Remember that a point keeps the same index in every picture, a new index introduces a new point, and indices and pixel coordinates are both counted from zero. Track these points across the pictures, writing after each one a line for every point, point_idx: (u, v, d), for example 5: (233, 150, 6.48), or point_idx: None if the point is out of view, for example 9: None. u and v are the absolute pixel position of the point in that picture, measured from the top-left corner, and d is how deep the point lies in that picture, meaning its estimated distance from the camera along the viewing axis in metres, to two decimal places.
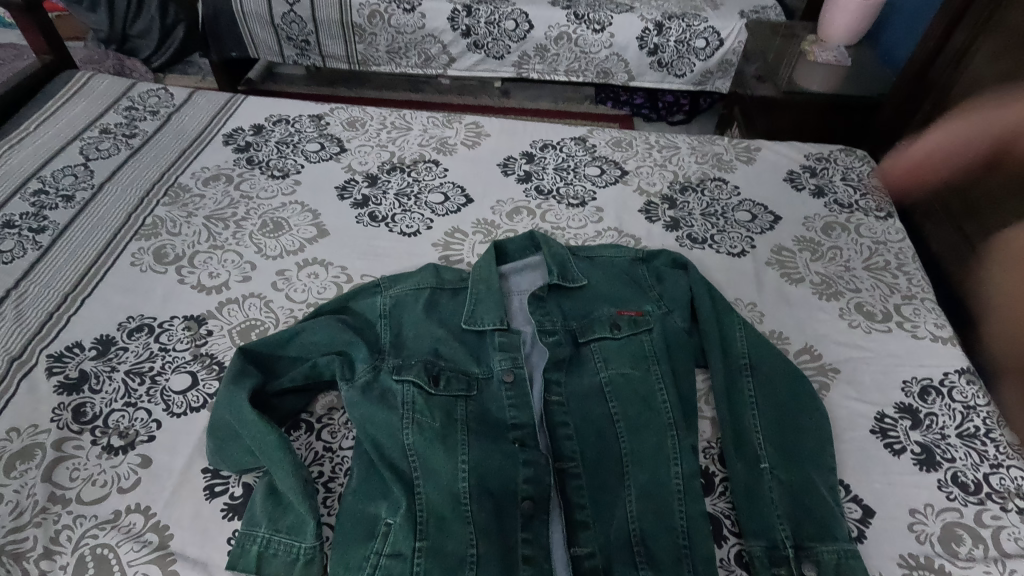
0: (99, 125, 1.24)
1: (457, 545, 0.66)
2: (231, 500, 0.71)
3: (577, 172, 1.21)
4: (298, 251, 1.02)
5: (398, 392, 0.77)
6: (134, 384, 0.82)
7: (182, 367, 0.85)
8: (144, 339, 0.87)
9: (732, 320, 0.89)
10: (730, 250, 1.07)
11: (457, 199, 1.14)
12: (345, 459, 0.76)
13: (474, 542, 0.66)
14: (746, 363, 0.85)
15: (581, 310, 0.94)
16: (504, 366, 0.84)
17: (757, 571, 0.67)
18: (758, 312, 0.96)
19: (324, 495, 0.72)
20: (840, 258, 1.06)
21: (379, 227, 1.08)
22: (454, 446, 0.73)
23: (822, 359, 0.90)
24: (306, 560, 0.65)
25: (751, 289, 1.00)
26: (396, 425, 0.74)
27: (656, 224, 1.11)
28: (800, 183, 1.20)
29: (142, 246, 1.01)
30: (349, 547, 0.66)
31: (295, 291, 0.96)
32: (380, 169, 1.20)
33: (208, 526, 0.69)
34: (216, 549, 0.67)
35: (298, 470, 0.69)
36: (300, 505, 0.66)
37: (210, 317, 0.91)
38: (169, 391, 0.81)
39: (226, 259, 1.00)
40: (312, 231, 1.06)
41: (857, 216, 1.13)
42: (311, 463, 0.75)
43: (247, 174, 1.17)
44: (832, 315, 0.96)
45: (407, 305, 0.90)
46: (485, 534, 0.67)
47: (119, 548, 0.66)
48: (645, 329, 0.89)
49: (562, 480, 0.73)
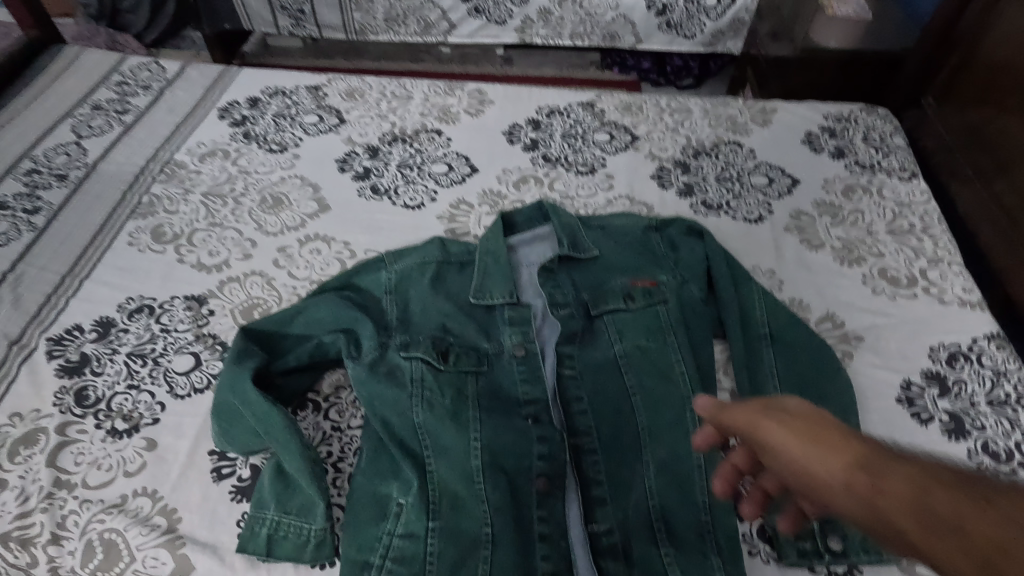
0: (90, 101, 1.20)
1: (471, 525, 0.64)
2: (239, 482, 0.70)
3: (586, 138, 1.17)
4: (299, 227, 0.99)
5: (406, 369, 0.75)
6: (137, 366, 0.80)
7: (184, 348, 0.82)
8: (144, 320, 0.85)
9: (751, 290, 0.87)
10: (747, 216, 1.03)
11: (461, 169, 1.10)
12: (354, 439, 0.74)
13: (488, 522, 0.64)
14: (766, 335, 0.83)
15: (594, 282, 0.90)
16: (515, 340, 0.82)
17: (780, 546, 0.64)
18: (777, 279, 0.92)
19: (334, 475, 0.70)
20: (862, 222, 1.01)
21: (381, 200, 1.04)
22: (466, 424, 0.70)
23: (845, 327, 0.86)
24: (316, 542, 0.63)
25: (769, 256, 0.96)
26: (405, 403, 0.72)
27: (669, 191, 1.07)
28: (818, 145, 1.15)
29: (139, 225, 0.98)
30: (362, 529, 0.65)
31: (297, 268, 0.93)
32: (381, 140, 1.16)
33: (216, 509, 0.67)
34: (225, 532, 0.66)
35: (306, 450, 0.66)
36: (309, 487, 0.65)
37: (211, 296, 0.89)
38: (172, 373, 0.80)
39: (226, 236, 0.97)
40: (313, 205, 1.03)
41: (879, 178, 1.08)
42: (319, 444, 0.73)
43: (243, 149, 1.13)
44: (855, 281, 0.92)
45: (413, 280, 0.87)
46: (500, 513, 0.65)
47: (127, 533, 0.65)
48: (661, 300, 0.85)
49: (578, 456, 0.71)
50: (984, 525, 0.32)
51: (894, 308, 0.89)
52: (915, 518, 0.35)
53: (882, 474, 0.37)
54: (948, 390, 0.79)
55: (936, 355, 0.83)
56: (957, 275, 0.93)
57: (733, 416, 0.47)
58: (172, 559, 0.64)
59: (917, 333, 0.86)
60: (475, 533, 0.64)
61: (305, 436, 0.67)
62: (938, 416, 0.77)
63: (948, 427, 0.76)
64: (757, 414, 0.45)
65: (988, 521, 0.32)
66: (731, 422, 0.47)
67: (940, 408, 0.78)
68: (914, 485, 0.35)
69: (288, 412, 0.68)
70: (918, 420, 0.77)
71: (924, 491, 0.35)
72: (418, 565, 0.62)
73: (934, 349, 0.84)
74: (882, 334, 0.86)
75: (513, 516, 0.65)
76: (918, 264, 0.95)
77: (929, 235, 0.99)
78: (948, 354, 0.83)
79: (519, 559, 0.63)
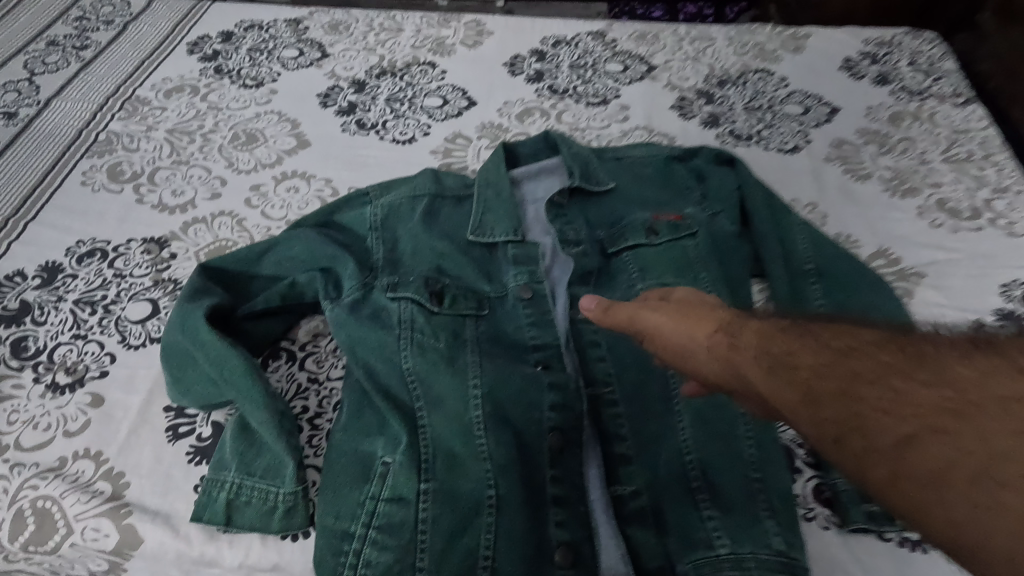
0: (46, 37, 1.08)
1: (470, 487, 0.54)
2: (198, 441, 0.59)
3: (597, 69, 1.04)
4: (275, 164, 0.88)
5: (394, 311, 0.64)
6: (85, 314, 0.69)
7: (140, 294, 0.72)
8: (96, 265, 0.74)
9: (792, 222, 0.75)
10: (782, 146, 0.90)
11: (458, 102, 0.98)
12: (334, 392, 0.63)
13: (491, 482, 0.54)
14: (812, 271, 0.72)
15: (610, 218, 0.79)
16: (520, 280, 0.71)
17: (845, 509, 0.53)
18: (820, 213, 0.81)
19: (310, 433, 0.60)
20: (913, 151, 0.89)
21: (368, 135, 0.93)
22: (464, 369, 0.59)
23: (902, 263, 0.75)
24: (286, 508, 0.53)
25: (809, 188, 0.84)
26: (392, 347, 0.61)
27: (692, 121, 0.95)
28: (858, 71, 1.02)
29: (95, 164, 0.87)
30: (340, 493, 0.54)
31: (272, 207, 0.82)
32: (368, 74, 1.03)
33: (170, 472, 0.57)
34: (180, 500, 0.56)
35: (272, 401, 0.55)
36: (276, 444, 0.54)
37: (173, 239, 0.78)
38: (125, 321, 0.69)
39: (192, 175, 0.86)
40: (292, 142, 0.91)
41: (930, 104, 0.96)
42: (293, 398, 0.63)
43: (214, 84, 1.01)
44: (909, 213, 0.81)
45: (402, 216, 0.75)
46: (505, 472, 0.54)
47: (64, 501, 0.55)
48: (689, 234, 0.74)
49: (596, 408, 0.60)
50: (812, 358, 0.40)
51: (956, 242, 0.77)
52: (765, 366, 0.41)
53: (740, 336, 0.44)
54: None
55: (1010, 293, 0.71)
56: None
57: (622, 309, 0.52)
58: (118, 531, 0.54)
59: (986, 269, 0.74)
60: (475, 496, 0.53)
61: (271, 383, 0.56)
62: None
63: None
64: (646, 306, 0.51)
65: (814, 357, 0.40)
66: (619, 314, 0.52)
67: None
68: (760, 339, 0.43)
69: (251, 355, 0.57)
70: None
71: (766, 344, 0.42)
72: (407, 534, 0.52)
73: (1008, 286, 0.72)
74: (945, 270, 0.74)
75: (520, 476, 0.54)
76: (981, 195, 0.82)
77: (991, 164, 0.87)
78: None
79: (529, 526, 0.53)
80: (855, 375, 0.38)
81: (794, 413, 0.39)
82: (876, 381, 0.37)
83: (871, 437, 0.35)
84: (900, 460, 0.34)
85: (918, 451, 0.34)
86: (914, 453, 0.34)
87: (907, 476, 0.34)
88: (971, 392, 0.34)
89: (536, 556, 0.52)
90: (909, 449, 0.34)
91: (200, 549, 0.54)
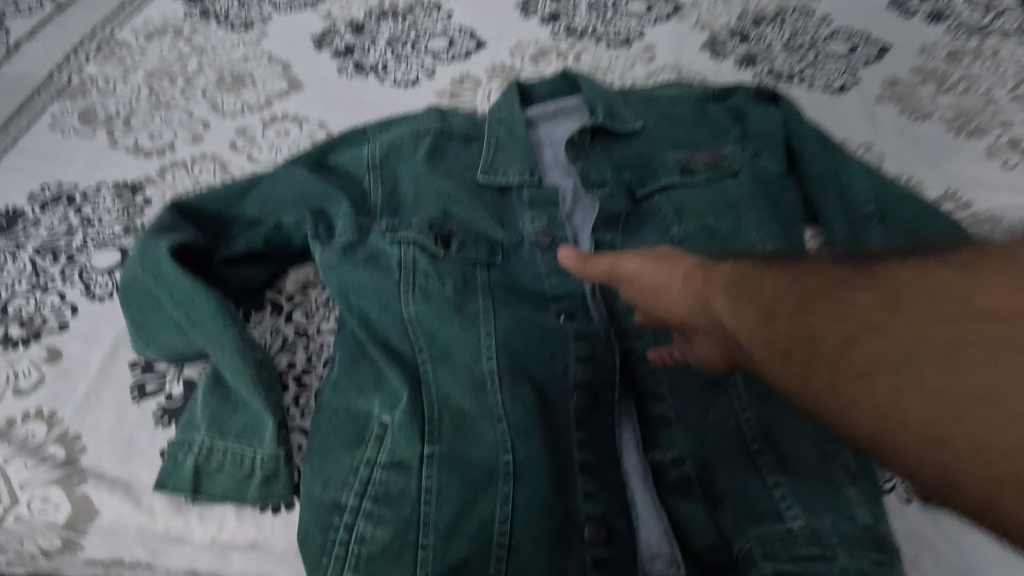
0: None
1: (483, 451, 0.46)
2: (167, 401, 0.51)
3: (618, 8, 0.95)
4: (264, 107, 0.79)
5: (393, 254, 0.55)
6: (45, 263, 0.61)
7: (110, 242, 0.64)
8: (61, 211, 0.66)
9: (848, 160, 0.66)
10: (827, 85, 0.81)
11: (466, 43, 0.89)
12: (326, 348, 0.55)
13: (508, 447, 0.45)
14: (874, 214, 0.62)
15: (637, 159, 0.70)
16: (538, 225, 0.62)
17: None
18: (875, 155, 0.71)
19: (297, 392, 0.52)
20: (977, 90, 0.79)
21: (367, 78, 0.84)
22: (473, 316, 0.51)
23: (973, 208, 0.65)
24: (265, 476, 0.45)
25: (861, 129, 0.75)
26: (391, 293, 0.52)
27: (725, 61, 0.85)
28: (910, 8, 0.92)
29: (66, 107, 0.79)
30: (331, 457, 0.46)
31: (259, 151, 0.74)
32: (367, 15, 0.94)
33: (134, 435, 0.49)
34: (144, 467, 0.48)
35: (249, 352, 0.47)
36: (253, 401, 0.46)
37: (149, 184, 0.70)
38: (90, 271, 0.61)
39: (172, 118, 0.78)
40: (283, 84, 0.83)
41: (993, 41, 0.86)
42: (278, 353, 0.54)
43: (199, 26, 0.92)
44: (978, 155, 0.71)
45: (404, 155, 0.67)
46: (525, 434, 0.46)
47: (10, 467, 0.47)
48: (729, 174, 0.65)
49: (629, 363, 0.51)
50: (763, 276, 0.35)
51: None
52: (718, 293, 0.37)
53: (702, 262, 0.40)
54: None
55: None
56: None
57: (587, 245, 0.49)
58: (71, 502, 0.46)
59: None
60: (488, 462, 0.45)
61: (247, 329, 0.47)
62: None
63: None
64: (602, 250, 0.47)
65: (766, 275, 0.35)
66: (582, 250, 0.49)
67: None
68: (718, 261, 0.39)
69: (223, 297, 0.48)
70: None
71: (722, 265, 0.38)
72: (409, 505, 0.44)
73: None
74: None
75: (542, 439, 0.46)
76: None
77: None
78: None
79: (554, 497, 0.44)
80: (809, 289, 0.33)
81: (745, 333, 0.35)
82: (829, 294, 0.32)
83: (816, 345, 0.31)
84: (840, 368, 0.30)
85: (859, 359, 0.30)
86: (863, 368, 0.30)
87: (846, 382, 0.30)
88: (934, 298, 0.30)
89: (562, 533, 0.44)
90: (851, 357, 0.30)
91: (167, 522, 0.46)
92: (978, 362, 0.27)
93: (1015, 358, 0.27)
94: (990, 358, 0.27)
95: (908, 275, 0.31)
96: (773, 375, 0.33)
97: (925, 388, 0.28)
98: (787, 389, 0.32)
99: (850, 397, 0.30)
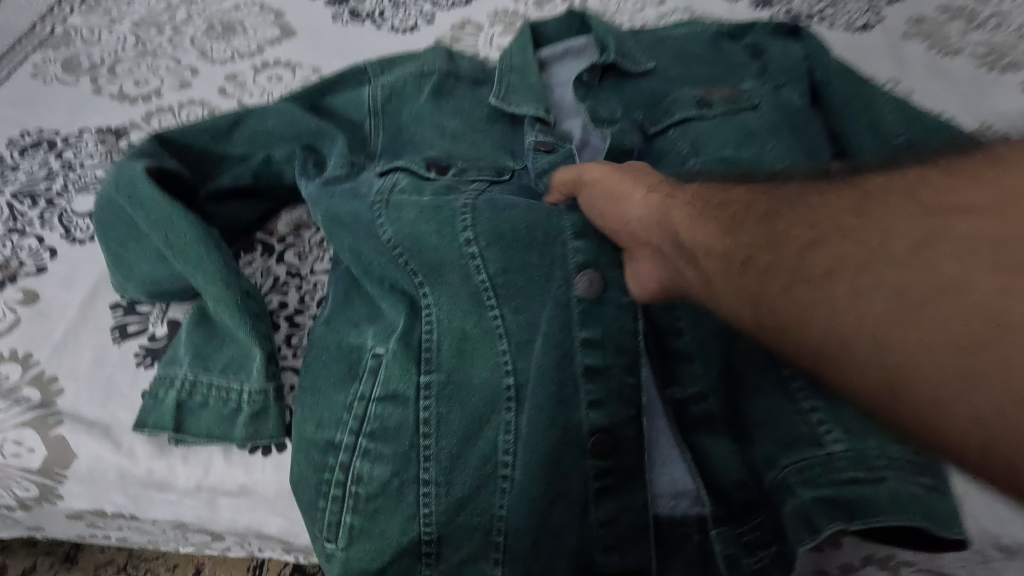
0: None
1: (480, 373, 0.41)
2: (150, 342, 0.47)
3: None
4: (255, 54, 0.76)
5: (373, 183, 0.50)
6: (24, 207, 0.58)
7: (91, 186, 0.60)
8: (41, 157, 0.63)
9: (876, 91, 0.62)
10: (849, 24, 0.76)
11: None
12: (319, 288, 0.51)
13: (509, 369, 0.41)
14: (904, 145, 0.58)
15: (652, 96, 0.66)
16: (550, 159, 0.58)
17: None
18: (902, 90, 0.67)
19: (290, 333, 0.48)
20: (1009, 25, 0.75)
21: (363, 24, 0.80)
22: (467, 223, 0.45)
23: None
24: (253, 410, 0.42)
25: (886, 65, 0.71)
26: (369, 218, 0.47)
27: (740, 3, 0.81)
28: None
29: (48, 57, 0.75)
30: (323, 394, 0.43)
31: (250, 97, 0.70)
32: None
33: (115, 376, 0.46)
34: (124, 408, 0.44)
35: (235, 279, 0.44)
36: (239, 329, 0.43)
37: (133, 129, 0.66)
38: (71, 214, 0.57)
39: (159, 65, 0.74)
40: (275, 32, 0.79)
41: None
42: (269, 293, 0.51)
43: None
44: (1014, 88, 0.67)
45: (406, 96, 0.63)
46: (528, 357, 0.41)
47: None
48: (749, 106, 0.61)
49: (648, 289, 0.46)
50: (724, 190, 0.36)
51: None
52: (676, 206, 0.37)
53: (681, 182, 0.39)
54: None
55: None
56: None
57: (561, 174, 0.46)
58: (45, 445, 0.43)
59: None
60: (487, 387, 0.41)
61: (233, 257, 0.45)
62: None
63: None
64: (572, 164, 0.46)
65: (733, 188, 0.35)
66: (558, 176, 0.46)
67: None
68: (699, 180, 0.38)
69: (206, 224, 0.46)
70: None
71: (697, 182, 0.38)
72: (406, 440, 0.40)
73: None
74: None
75: (547, 362, 0.41)
76: None
77: None
78: None
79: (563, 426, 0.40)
80: (778, 193, 0.33)
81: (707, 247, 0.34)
82: (801, 205, 0.32)
83: (777, 253, 0.31)
84: (801, 272, 0.30)
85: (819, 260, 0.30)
86: (821, 269, 0.30)
87: (804, 284, 0.30)
88: (897, 205, 0.30)
89: (571, 463, 0.40)
90: (812, 260, 0.30)
91: (149, 465, 0.42)
92: (935, 260, 0.28)
93: (971, 262, 0.27)
94: (945, 256, 0.28)
95: (877, 188, 0.31)
96: (722, 278, 0.33)
97: (876, 290, 0.28)
98: (739, 294, 0.32)
99: (801, 295, 0.30)
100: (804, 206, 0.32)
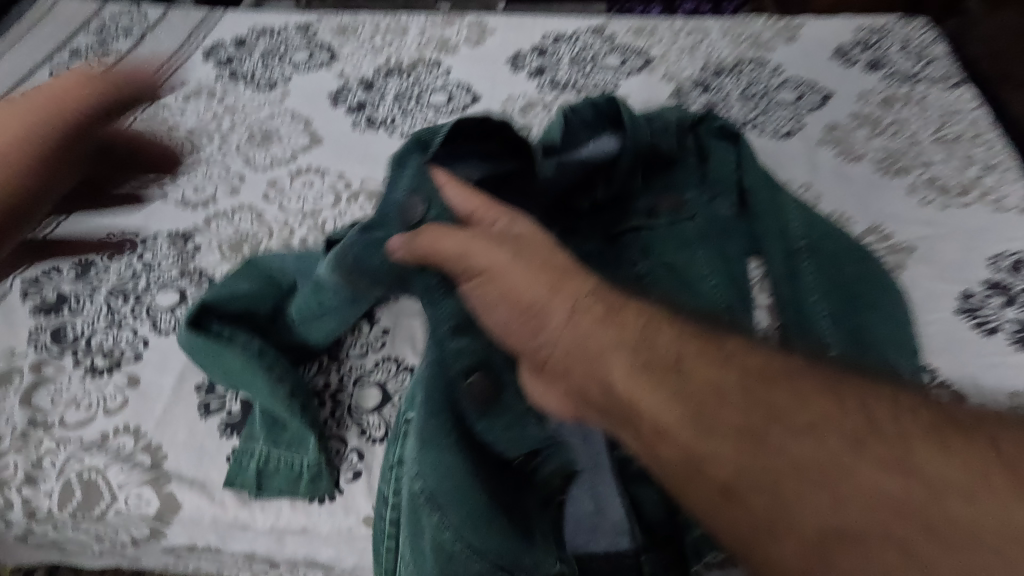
0: (69, 49, 1.13)
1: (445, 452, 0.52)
2: (229, 417, 0.63)
3: (596, 63, 1.08)
4: (290, 161, 0.92)
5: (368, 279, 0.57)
6: (118, 303, 0.74)
7: (168, 283, 0.76)
8: (126, 258, 0.79)
9: (785, 200, 0.78)
10: (776, 131, 0.94)
11: (463, 98, 1.03)
12: (354, 368, 0.65)
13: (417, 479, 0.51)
14: (804, 247, 0.74)
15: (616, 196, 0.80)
16: None
17: None
18: (813, 194, 0.84)
19: (333, 407, 0.63)
20: (904, 132, 0.92)
21: (377, 132, 0.97)
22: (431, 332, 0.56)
23: (893, 239, 0.78)
24: (311, 475, 0.58)
25: (803, 171, 0.88)
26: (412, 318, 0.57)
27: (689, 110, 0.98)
28: (851, 58, 1.05)
29: None
30: (374, 459, 0.59)
31: (288, 201, 0.86)
32: (375, 74, 1.08)
33: (205, 444, 0.61)
34: (215, 469, 0.60)
35: (277, 390, 0.59)
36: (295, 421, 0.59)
37: (196, 232, 0.82)
38: (155, 309, 0.73)
39: (212, 173, 0.90)
40: (305, 139, 0.96)
41: (921, 88, 0.99)
42: (315, 375, 0.65)
43: (230, 88, 1.06)
44: (900, 192, 0.84)
45: None
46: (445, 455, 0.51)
47: (108, 472, 0.60)
48: (688, 217, 0.77)
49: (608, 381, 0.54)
50: (644, 335, 0.43)
51: (947, 218, 0.80)
52: (605, 339, 0.43)
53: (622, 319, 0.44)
54: (1015, 300, 0.71)
55: (997, 266, 0.74)
56: (1016, 181, 0.83)
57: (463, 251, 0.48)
58: (158, 498, 0.58)
59: (974, 243, 0.77)
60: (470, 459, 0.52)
61: (272, 371, 0.59)
62: (1004, 325, 0.68)
63: (1017, 337, 0.67)
64: (473, 242, 0.48)
65: (707, 376, 0.41)
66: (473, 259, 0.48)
67: (1006, 316, 0.69)
68: (666, 341, 0.43)
69: (251, 353, 0.60)
70: (980, 331, 0.68)
71: (657, 340, 0.43)
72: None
73: (995, 259, 0.75)
74: (935, 245, 0.77)
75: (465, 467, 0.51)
76: (971, 172, 0.85)
77: (980, 142, 0.89)
78: (1012, 263, 0.74)
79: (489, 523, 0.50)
80: (747, 412, 0.39)
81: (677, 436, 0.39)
82: (771, 427, 0.38)
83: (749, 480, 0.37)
84: (769, 497, 0.36)
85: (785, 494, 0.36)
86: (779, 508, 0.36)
87: (771, 512, 0.36)
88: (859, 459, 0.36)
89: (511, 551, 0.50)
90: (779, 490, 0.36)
91: (236, 513, 0.58)
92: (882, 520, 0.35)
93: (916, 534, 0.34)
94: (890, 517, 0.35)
95: (844, 429, 0.38)
96: (697, 488, 0.38)
97: (833, 532, 0.35)
98: (709, 503, 0.38)
99: (761, 523, 0.36)
100: (729, 387, 0.40)
